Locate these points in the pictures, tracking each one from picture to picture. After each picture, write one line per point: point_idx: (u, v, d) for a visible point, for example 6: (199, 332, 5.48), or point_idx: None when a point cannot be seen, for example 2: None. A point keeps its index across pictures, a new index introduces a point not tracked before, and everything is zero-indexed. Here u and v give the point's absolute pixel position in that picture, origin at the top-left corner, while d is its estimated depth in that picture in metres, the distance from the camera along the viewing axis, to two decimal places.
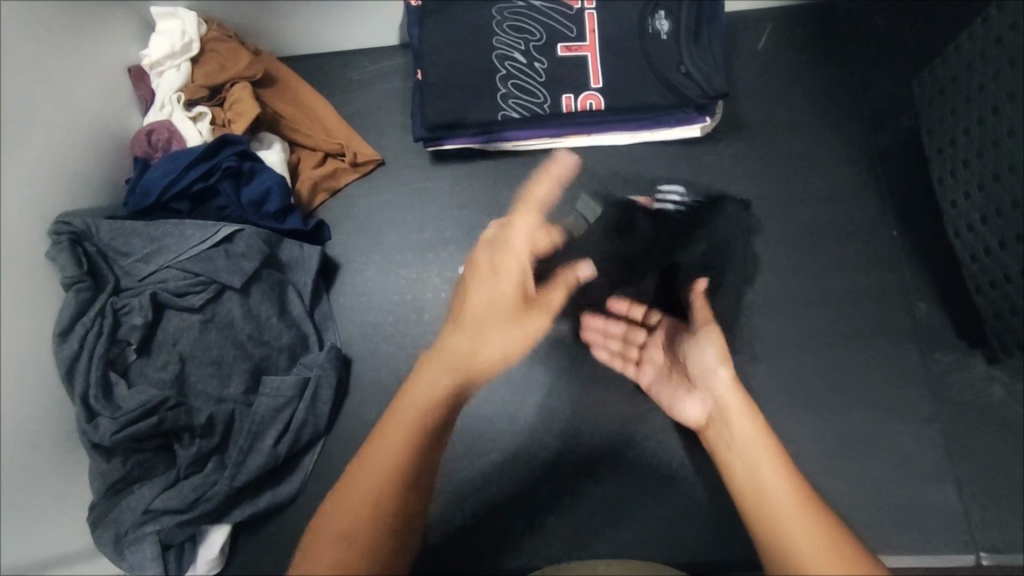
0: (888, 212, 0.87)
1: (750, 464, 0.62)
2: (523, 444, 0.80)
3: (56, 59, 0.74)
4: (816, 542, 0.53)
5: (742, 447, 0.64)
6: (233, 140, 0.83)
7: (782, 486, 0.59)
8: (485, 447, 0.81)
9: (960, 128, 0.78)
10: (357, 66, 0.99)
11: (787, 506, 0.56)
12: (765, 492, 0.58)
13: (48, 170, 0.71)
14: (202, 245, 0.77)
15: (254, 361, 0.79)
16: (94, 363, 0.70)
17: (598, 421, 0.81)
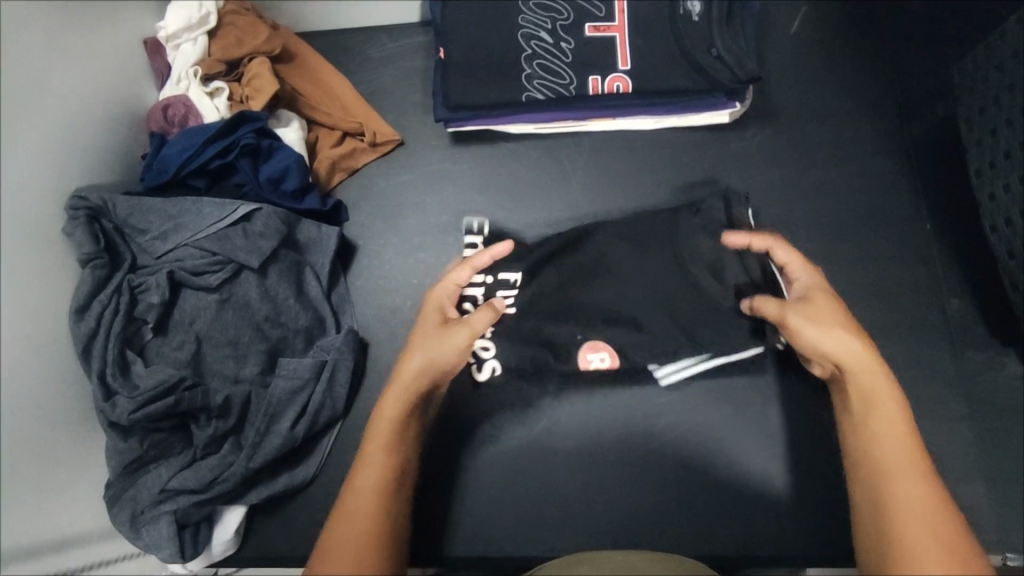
0: (922, 204, 0.84)
1: (876, 429, 0.61)
2: (542, 433, 0.80)
3: (69, 28, 0.72)
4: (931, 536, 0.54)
5: (867, 407, 0.62)
6: (251, 116, 0.81)
7: (910, 468, 0.58)
8: (505, 435, 0.80)
9: (1002, 118, 0.76)
10: (377, 43, 0.97)
11: (917, 498, 0.56)
12: (891, 464, 0.59)
13: (63, 142, 0.70)
14: (220, 223, 0.76)
15: (270, 343, 0.78)
16: (110, 340, 0.69)
17: (619, 411, 0.80)
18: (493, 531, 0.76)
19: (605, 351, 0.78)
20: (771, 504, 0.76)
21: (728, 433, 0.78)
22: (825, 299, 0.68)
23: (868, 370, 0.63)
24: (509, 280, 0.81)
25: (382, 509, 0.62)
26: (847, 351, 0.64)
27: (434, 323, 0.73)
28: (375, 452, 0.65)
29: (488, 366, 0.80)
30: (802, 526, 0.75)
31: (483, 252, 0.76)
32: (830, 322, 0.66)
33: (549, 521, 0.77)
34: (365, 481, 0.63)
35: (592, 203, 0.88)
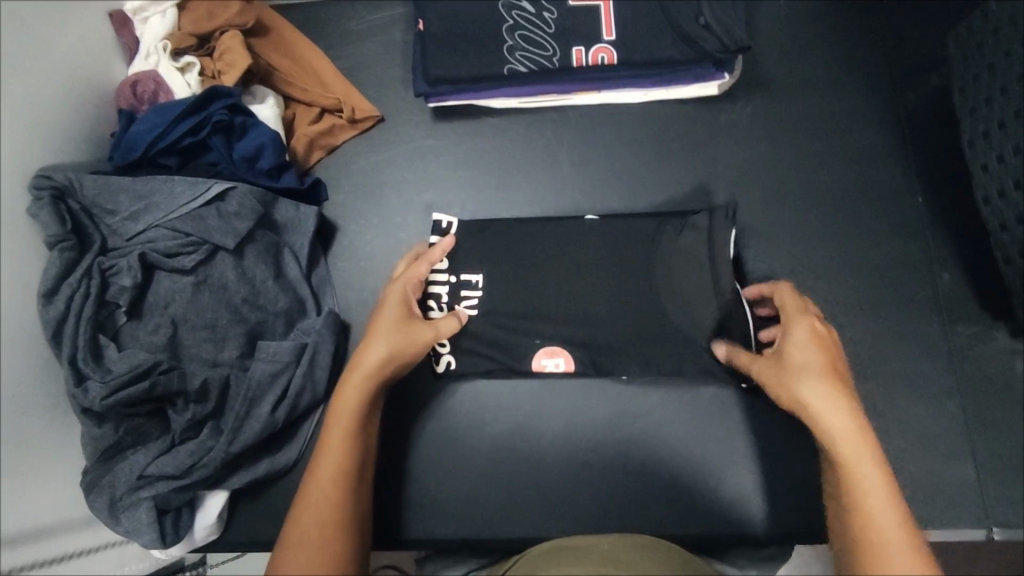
0: (913, 177, 0.83)
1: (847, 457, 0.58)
2: (528, 414, 0.79)
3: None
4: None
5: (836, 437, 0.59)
6: (224, 92, 0.78)
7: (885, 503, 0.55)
8: (490, 416, 0.79)
9: (996, 86, 0.74)
10: (356, 15, 0.94)
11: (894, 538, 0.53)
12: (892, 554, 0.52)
13: (25, 114, 0.66)
14: (193, 203, 0.73)
15: (249, 325, 0.76)
16: (82, 324, 0.67)
17: (605, 392, 0.79)
18: (479, 514, 0.76)
19: (560, 357, 0.78)
20: (758, 482, 0.76)
21: (716, 412, 0.78)
22: (796, 351, 0.65)
23: (848, 438, 0.59)
24: (473, 282, 0.81)
25: (348, 492, 0.62)
26: (830, 419, 0.60)
27: (396, 310, 0.73)
28: (337, 432, 0.64)
29: (445, 360, 0.79)
30: (789, 504, 0.75)
31: (436, 248, 0.79)
32: (789, 380, 0.64)
33: (534, 503, 0.76)
34: (327, 467, 0.63)
35: (578, 179, 0.86)
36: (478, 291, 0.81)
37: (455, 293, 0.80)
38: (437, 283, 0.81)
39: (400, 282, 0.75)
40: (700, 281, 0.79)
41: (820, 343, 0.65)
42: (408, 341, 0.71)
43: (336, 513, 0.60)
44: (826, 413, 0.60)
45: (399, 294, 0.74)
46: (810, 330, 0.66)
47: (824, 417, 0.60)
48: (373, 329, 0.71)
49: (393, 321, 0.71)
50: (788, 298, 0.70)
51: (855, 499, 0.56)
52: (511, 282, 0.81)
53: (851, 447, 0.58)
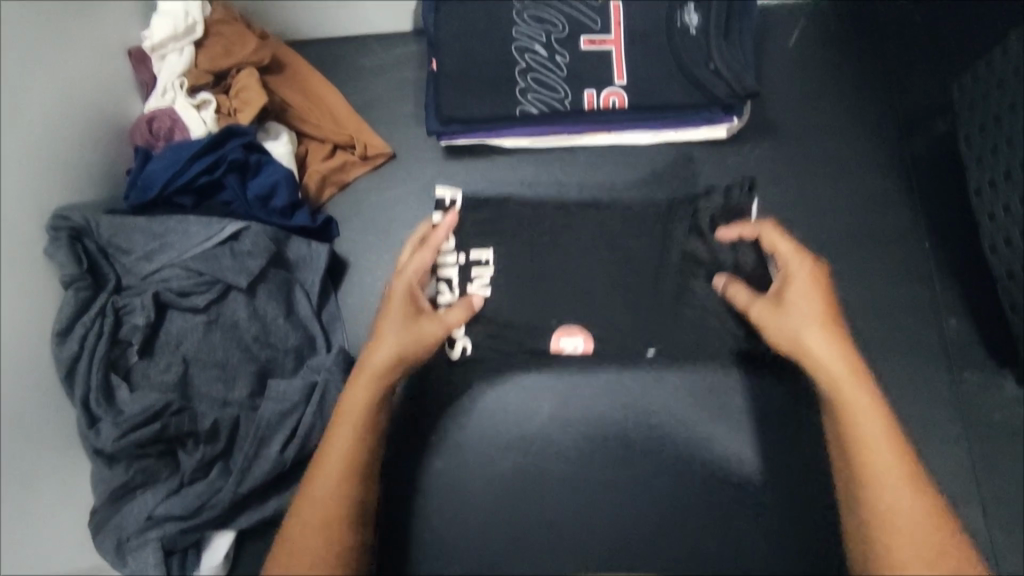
0: (920, 223, 0.84)
1: (850, 404, 0.60)
2: (537, 450, 0.79)
3: (49, 34, 0.70)
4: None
5: (836, 380, 0.62)
6: (239, 131, 0.79)
7: (886, 447, 0.58)
8: (517, 422, 0.79)
9: (1000, 138, 0.75)
10: (370, 53, 0.95)
11: (890, 477, 0.57)
12: (886, 485, 0.57)
13: (39, 153, 0.67)
14: (207, 243, 0.74)
15: (260, 364, 0.77)
16: (95, 364, 0.68)
17: (615, 428, 0.79)
18: (488, 555, 0.76)
19: (579, 338, 0.80)
20: (769, 525, 0.76)
21: (723, 451, 0.78)
22: (795, 295, 0.67)
23: (852, 383, 0.61)
24: (484, 259, 0.83)
25: (349, 497, 0.62)
26: (829, 364, 0.63)
27: (400, 309, 0.72)
28: (344, 433, 0.64)
29: (459, 345, 0.81)
30: (797, 549, 0.75)
31: (438, 228, 0.79)
32: (791, 326, 0.66)
33: (543, 546, 0.76)
34: (330, 472, 0.62)
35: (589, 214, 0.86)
36: (489, 267, 0.83)
37: (466, 271, 0.83)
38: (447, 265, 0.83)
39: (405, 280, 0.75)
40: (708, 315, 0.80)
41: (818, 286, 0.67)
42: (415, 339, 0.71)
43: (338, 519, 0.61)
44: (825, 358, 0.63)
45: (405, 289, 0.74)
46: (810, 274, 0.68)
47: (822, 357, 0.63)
48: (381, 330, 0.71)
49: (400, 322, 0.71)
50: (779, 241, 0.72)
51: (853, 432, 0.59)
52: (522, 314, 0.82)
53: (857, 398, 0.60)
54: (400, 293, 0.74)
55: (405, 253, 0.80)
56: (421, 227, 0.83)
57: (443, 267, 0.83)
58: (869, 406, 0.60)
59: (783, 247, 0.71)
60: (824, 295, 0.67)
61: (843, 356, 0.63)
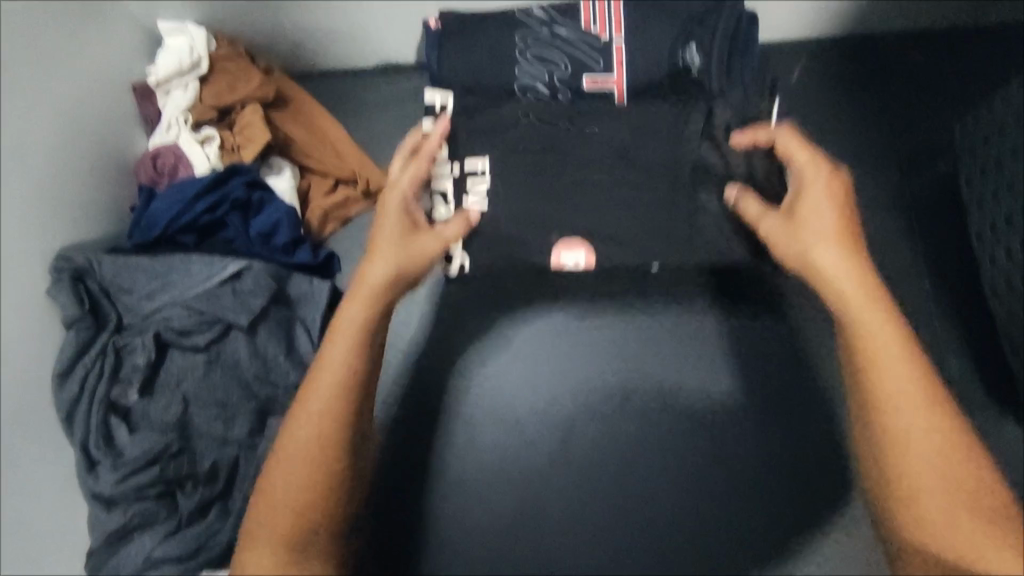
0: (921, 263, 0.84)
1: (863, 324, 0.63)
2: (540, 479, 0.86)
3: (48, 74, 0.69)
4: (963, 501, 0.58)
5: (844, 301, 0.65)
6: (243, 168, 0.80)
7: (900, 364, 0.61)
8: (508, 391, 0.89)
9: (1000, 184, 0.75)
10: (373, 87, 0.97)
11: (905, 400, 0.60)
12: (898, 405, 0.60)
13: (38, 194, 0.67)
14: (209, 282, 0.75)
15: (260, 401, 0.77)
16: (94, 406, 0.68)
17: (608, 441, 0.87)
18: None
19: (581, 255, 0.77)
20: None
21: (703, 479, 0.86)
22: (807, 209, 0.67)
23: (864, 303, 0.64)
24: (479, 171, 0.79)
25: (342, 421, 0.65)
26: (843, 287, 0.65)
27: (395, 228, 0.73)
28: (338, 355, 0.66)
29: (457, 262, 0.80)
30: None
31: (431, 139, 0.77)
32: (806, 251, 0.67)
33: None
34: (321, 397, 0.65)
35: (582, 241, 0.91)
36: (485, 181, 0.79)
37: (461, 181, 0.80)
38: (443, 176, 0.80)
39: (400, 199, 0.75)
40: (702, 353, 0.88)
41: (834, 201, 0.67)
42: (411, 257, 0.72)
43: (332, 443, 0.64)
44: (841, 278, 0.65)
45: (398, 205, 0.74)
46: (826, 188, 0.67)
47: (835, 277, 0.65)
48: (376, 248, 0.72)
49: (395, 239, 0.72)
50: (805, 161, 0.70)
51: (869, 354, 0.62)
52: (524, 329, 0.91)
53: (876, 328, 0.63)
54: (394, 213, 0.74)
55: (394, 166, 0.78)
56: (409, 137, 0.79)
57: (437, 179, 0.79)
58: (886, 328, 0.63)
59: (805, 171, 0.69)
60: (844, 217, 0.67)
61: (853, 276, 0.65)
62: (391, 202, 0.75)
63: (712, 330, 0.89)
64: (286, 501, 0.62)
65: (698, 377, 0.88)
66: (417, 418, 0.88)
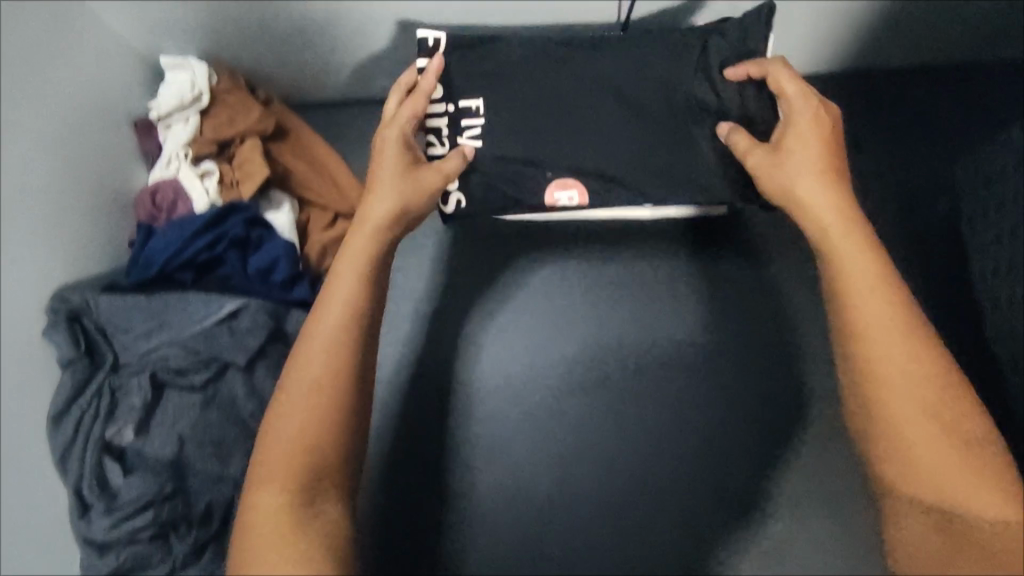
0: (923, 303, 0.84)
1: (844, 264, 0.59)
2: (536, 515, 0.85)
3: (47, 114, 0.69)
4: (938, 420, 0.54)
5: (832, 244, 0.61)
6: (242, 206, 0.80)
7: (882, 305, 0.57)
8: (516, 348, 0.90)
9: (995, 232, 0.75)
10: (373, 119, 0.98)
11: (891, 347, 0.56)
12: (886, 347, 0.56)
13: (38, 238, 0.66)
14: (206, 321, 0.75)
15: (256, 440, 0.76)
16: (89, 448, 0.67)
17: (614, 414, 0.87)
18: None
19: (574, 190, 0.78)
20: None
21: (702, 514, 0.85)
22: (793, 143, 0.65)
23: (844, 238, 0.60)
24: (473, 109, 0.77)
25: (352, 376, 0.58)
26: (837, 237, 0.61)
27: (395, 163, 0.68)
28: (336, 309, 0.59)
29: (453, 200, 0.79)
30: None
31: (427, 75, 0.72)
32: (798, 204, 0.64)
33: None
34: (321, 343, 0.58)
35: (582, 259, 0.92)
36: (480, 120, 0.77)
37: (457, 125, 0.77)
38: (435, 116, 0.76)
39: (398, 132, 0.69)
40: (696, 391, 0.88)
41: (820, 133, 0.64)
42: (413, 196, 0.67)
43: (332, 402, 0.56)
44: (819, 208, 0.62)
45: (397, 138, 0.69)
46: (813, 118, 0.65)
47: (818, 208, 0.62)
48: (374, 184, 0.67)
49: (395, 174, 0.67)
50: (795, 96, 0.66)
51: (849, 286, 0.58)
52: (529, 286, 0.92)
53: (863, 281, 0.58)
54: (393, 147, 0.69)
55: (393, 103, 0.71)
56: (405, 74, 0.73)
57: (430, 118, 0.76)
58: (866, 267, 0.59)
59: (794, 110, 0.66)
60: (830, 154, 0.64)
61: (837, 210, 0.62)
62: (381, 139, 0.70)
63: (708, 367, 0.88)
64: (300, 435, 0.54)
65: (693, 415, 0.87)
66: (413, 452, 0.87)
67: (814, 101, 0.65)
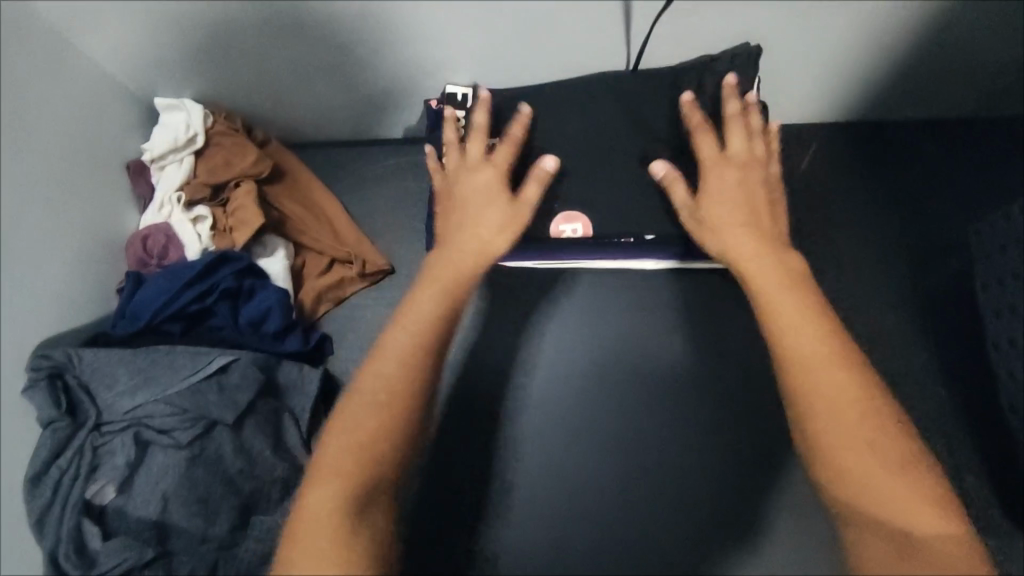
0: (934, 358, 0.86)
1: (766, 301, 0.58)
2: None
3: (32, 154, 0.67)
4: (876, 450, 0.51)
5: (750, 283, 0.61)
6: (232, 256, 0.78)
7: (813, 339, 0.55)
8: (573, 363, 0.82)
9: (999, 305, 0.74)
10: (373, 159, 0.96)
11: (831, 383, 0.53)
12: (818, 380, 0.53)
13: (10, 283, 0.63)
14: (194, 377, 0.72)
15: (243, 497, 0.72)
16: (67, 511, 0.64)
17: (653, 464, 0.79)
18: None
19: (579, 222, 0.76)
20: None
21: None
22: (712, 186, 0.67)
23: (767, 277, 0.60)
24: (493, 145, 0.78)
25: (410, 413, 0.55)
26: (755, 274, 0.61)
27: (491, 193, 0.68)
28: (404, 340, 0.57)
29: None
30: None
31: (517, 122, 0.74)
32: (708, 231, 0.66)
33: None
34: (385, 370, 0.56)
35: (590, 304, 0.83)
36: None
37: None
38: None
39: (490, 164, 0.70)
40: (718, 464, 0.79)
41: (739, 175, 0.67)
42: (508, 220, 0.66)
43: (387, 434, 0.53)
44: (744, 252, 0.62)
45: (494, 171, 0.70)
46: (724, 166, 0.68)
47: (736, 251, 0.63)
48: (466, 210, 0.67)
49: (493, 203, 0.68)
50: (706, 129, 0.70)
51: (773, 319, 0.57)
52: (571, 301, 0.84)
53: (781, 297, 0.58)
54: (487, 177, 0.69)
55: (475, 146, 0.71)
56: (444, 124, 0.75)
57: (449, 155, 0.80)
58: (788, 302, 0.58)
59: (702, 145, 0.69)
60: (749, 181, 0.67)
61: (755, 248, 0.62)
62: (473, 170, 0.70)
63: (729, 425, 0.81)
64: (350, 461, 0.52)
65: (719, 486, 0.78)
66: (417, 533, 0.75)
67: (738, 132, 0.69)
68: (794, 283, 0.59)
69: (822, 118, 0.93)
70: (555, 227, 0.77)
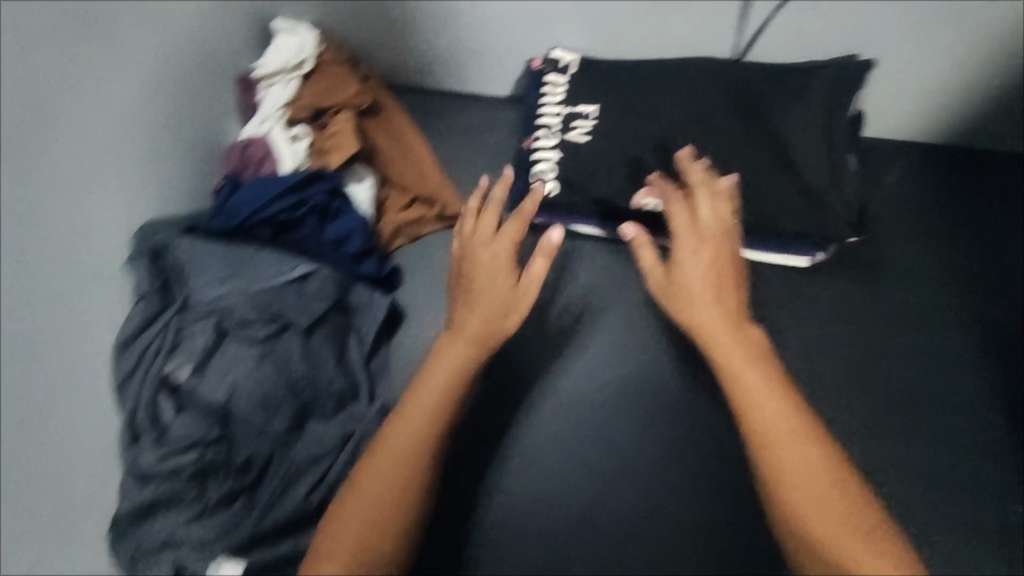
0: (995, 390, 0.84)
1: (740, 388, 0.61)
2: None
3: (161, 40, 0.72)
4: (843, 526, 0.54)
5: (728, 368, 0.62)
6: (326, 175, 0.83)
7: (779, 422, 0.58)
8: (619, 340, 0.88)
9: None
10: (466, 110, 0.99)
11: (796, 463, 0.56)
12: (789, 465, 0.56)
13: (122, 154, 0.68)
14: (278, 279, 0.76)
15: (303, 400, 0.76)
16: (148, 381, 0.69)
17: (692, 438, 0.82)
18: None
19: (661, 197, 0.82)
20: None
21: None
22: (684, 257, 0.68)
23: (746, 365, 0.62)
24: (586, 113, 0.86)
25: (425, 457, 0.63)
26: (728, 354, 0.63)
27: (497, 278, 0.71)
28: (427, 391, 0.66)
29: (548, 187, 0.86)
30: None
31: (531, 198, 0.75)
32: (683, 303, 0.66)
33: None
34: (414, 417, 0.64)
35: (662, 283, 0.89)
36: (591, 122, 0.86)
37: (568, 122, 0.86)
38: (548, 115, 0.87)
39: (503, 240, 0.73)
40: None
41: (713, 240, 0.69)
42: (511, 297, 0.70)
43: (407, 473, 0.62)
44: (715, 330, 0.64)
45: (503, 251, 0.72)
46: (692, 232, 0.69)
47: (710, 328, 0.64)
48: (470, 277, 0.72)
49: (498, 282, 0.71)
50: (676, 195, 0.72)
51: (744, 397, 0.60)
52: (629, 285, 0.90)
53: (752, 376, 0.61)
54: (489, 251, 0.73)
55: (487, 219, 0.75)
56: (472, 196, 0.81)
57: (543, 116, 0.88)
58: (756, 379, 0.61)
59: (676, 214, 0.71)
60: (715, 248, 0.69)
61: (721, 320, 0.64)
62: (477, 236, 0.74)
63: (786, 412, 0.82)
64: (378, 500, 0.60)
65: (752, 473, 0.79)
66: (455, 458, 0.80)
67: (705, 203, 0.72)
68: (761, 362, 0.62)
69: (909, 139, 0.93)
70: (637, 201, 0.84)
